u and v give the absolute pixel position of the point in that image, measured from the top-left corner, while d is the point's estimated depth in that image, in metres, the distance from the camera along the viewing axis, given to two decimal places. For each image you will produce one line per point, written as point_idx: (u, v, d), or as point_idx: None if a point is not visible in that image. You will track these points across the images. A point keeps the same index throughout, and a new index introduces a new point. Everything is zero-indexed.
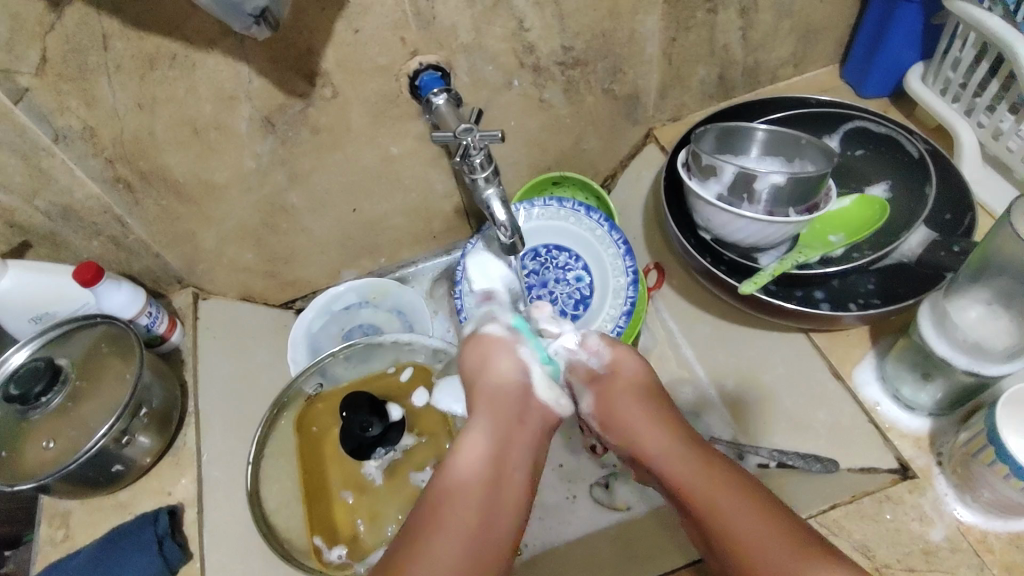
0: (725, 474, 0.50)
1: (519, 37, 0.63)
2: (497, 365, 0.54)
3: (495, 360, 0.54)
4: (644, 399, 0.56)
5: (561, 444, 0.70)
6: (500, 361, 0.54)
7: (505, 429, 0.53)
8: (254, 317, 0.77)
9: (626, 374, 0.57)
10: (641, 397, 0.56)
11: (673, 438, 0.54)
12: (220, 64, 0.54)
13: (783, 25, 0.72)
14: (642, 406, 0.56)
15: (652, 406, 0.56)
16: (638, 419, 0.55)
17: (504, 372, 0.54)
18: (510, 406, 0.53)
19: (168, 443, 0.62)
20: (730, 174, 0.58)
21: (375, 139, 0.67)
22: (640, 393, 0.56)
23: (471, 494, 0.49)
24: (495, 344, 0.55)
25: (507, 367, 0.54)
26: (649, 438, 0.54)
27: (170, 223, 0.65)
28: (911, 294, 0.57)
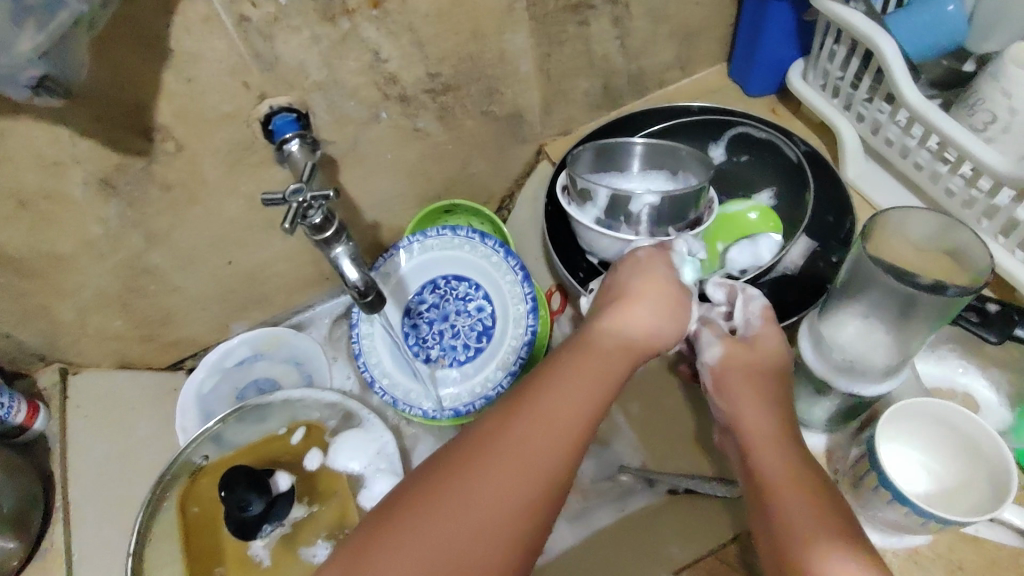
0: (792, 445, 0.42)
1: (377, 69, 0.59)
2: (664, 308, 0.48)
3: (643, 303, 0.48)
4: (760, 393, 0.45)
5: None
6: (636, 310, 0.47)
7: (585, 404, 0.41)
8: (135, 388, 0.71)
9: (744, 357, 0.47)
10: (762, 374, 0.47)
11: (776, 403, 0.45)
12: (35, 130, 0.49)
13: (661, 30, 0.70)
14: (759, 393, 0.45)
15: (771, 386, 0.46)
16: (749, 400, 0.45)
17: (638, 317, 0.47)
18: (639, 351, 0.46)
19: (34, 543, 0.57)
20: (604, 197, 0.56)
21: (236, 187, 0.62)
22: (756, 385, 0.46)
23: (574, 418, 0.40)
24: (652, 267, 0.50)
25: (678, 318, 0.48)
26: (753, 385, 0.46)
27: (14, 300, 0.59)
28: (800, 307, 0.56)
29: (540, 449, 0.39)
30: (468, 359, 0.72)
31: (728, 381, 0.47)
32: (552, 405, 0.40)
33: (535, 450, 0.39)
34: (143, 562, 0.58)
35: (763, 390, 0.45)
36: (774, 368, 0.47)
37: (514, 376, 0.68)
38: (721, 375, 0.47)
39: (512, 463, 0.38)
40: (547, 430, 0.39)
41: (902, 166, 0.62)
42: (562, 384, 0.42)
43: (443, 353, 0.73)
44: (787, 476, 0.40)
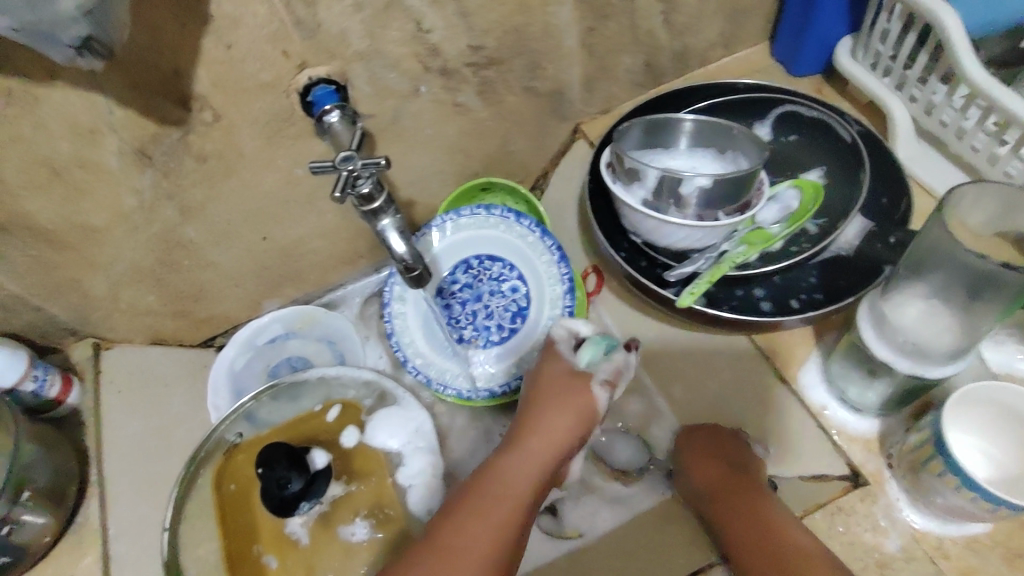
0: (759, 504, 0.49)
1: (420, 40, 0.58)
2: (580, 400, 0.55)
3: (564, 397, 0.55)
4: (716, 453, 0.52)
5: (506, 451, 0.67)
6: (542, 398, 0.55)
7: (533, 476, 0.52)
8: (167, 362, 0.70)
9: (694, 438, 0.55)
10: (706, 442, 0.54)
11: (724, 467, 0.51)
12: (68, 97, 0.47)
13: (707, 6, 0.68)
14: (716, 458, 0.52)
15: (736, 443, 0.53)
16: (701, 466, 0.52)
17: (553, 376, 0.56)
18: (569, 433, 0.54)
19: (67, 520, 0.57)
20: (654, 177, 0.54)
21: (274, 160, 0.61)
22: (707, 448, 0.53)
23: (512, 498, 0.50)
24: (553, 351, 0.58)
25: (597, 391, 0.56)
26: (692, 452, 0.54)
27: (47, 274, 0.58)
28: (853, 288, 0.55)
29: (494, 523, 0.48)
30: (502, 341, 0.71)
31: (684, 461, 0.54)
32: (502, 486, 0.50)
33: (479, 528, 0.48)
34: (178, 540, 0.57)
35: (713, 457, 0.52)
36: (728, 442, 0.53)
37: None
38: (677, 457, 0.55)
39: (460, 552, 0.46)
40: (506, 499, 0.49)
41: (957, 148, 0.61)
42: (505, 469, 0.51)
43: (476, 335, 0.72)
44: (772, 538, 0.46)
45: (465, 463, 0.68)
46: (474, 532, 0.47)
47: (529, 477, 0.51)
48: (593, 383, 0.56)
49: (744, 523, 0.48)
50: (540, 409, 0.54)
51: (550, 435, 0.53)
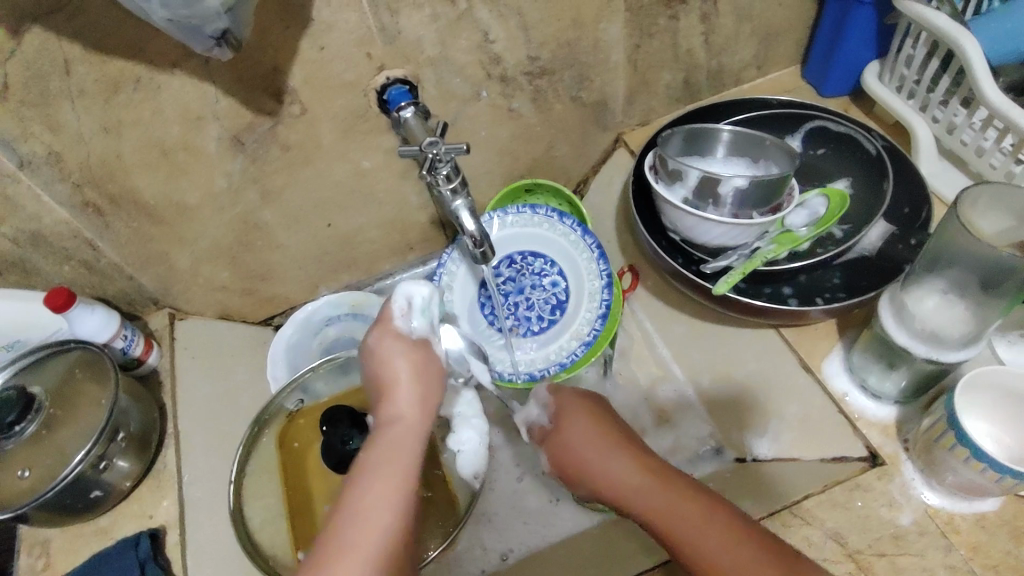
0: (660, 478, 0.51)
1: (485, 49, 0.64)
2: (398, 355, 0.50)
3: (398, 361, 0.50)
4: (593, 423, 0.57)
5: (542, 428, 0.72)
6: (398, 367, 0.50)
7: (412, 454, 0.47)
8: (231, 336, 0.77)
9: (572, 406, 0.59)
10: (595, 419, 0.58)
11: (629, 450, 0.55)
12: (186, 86, 0.54)
13: (743, 29, 0.74)
14: (591, 430, 0.57)
15: (603, 414, 0.59)
16: (591, 446, 0.56)
17: (400, 365, 0.50)
18: (431, 393, 0.50)
19: (147, 466, 0.62)
20: (694, 178, 0.60)
21: (346, 153, 0.67)
22: (588, 419, 0.58)
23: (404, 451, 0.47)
24: (419, 348, 0.51)
25: (402, 362, 0.50)
26: (587, 423, 0.57)
27: (142, 245, 0.65)
28: (874, 286, 0.59)
29: (390, 500, 0.45)
30: (542, 330, 0.76)
31: (573, 449, 0.57)
32: (385, 460, 0.46)
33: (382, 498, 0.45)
34: (242, 490, 0.62)
35: (610, 440, 0.56)
36: (599, 407, 0.60)
37: (589, 346, 0.73)
38: (566, 444, 0.58)
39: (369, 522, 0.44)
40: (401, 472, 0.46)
41: (977, 165, 0.65)
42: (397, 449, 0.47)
43: (519, 324, 0.77)
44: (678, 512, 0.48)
45: (502, 439, 0.73)
46: (362, 530, 0.43)
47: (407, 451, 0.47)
48: (428, 343, 0.52)
49: (647, 494, 0.51)
50: (394, 385, 0.50)
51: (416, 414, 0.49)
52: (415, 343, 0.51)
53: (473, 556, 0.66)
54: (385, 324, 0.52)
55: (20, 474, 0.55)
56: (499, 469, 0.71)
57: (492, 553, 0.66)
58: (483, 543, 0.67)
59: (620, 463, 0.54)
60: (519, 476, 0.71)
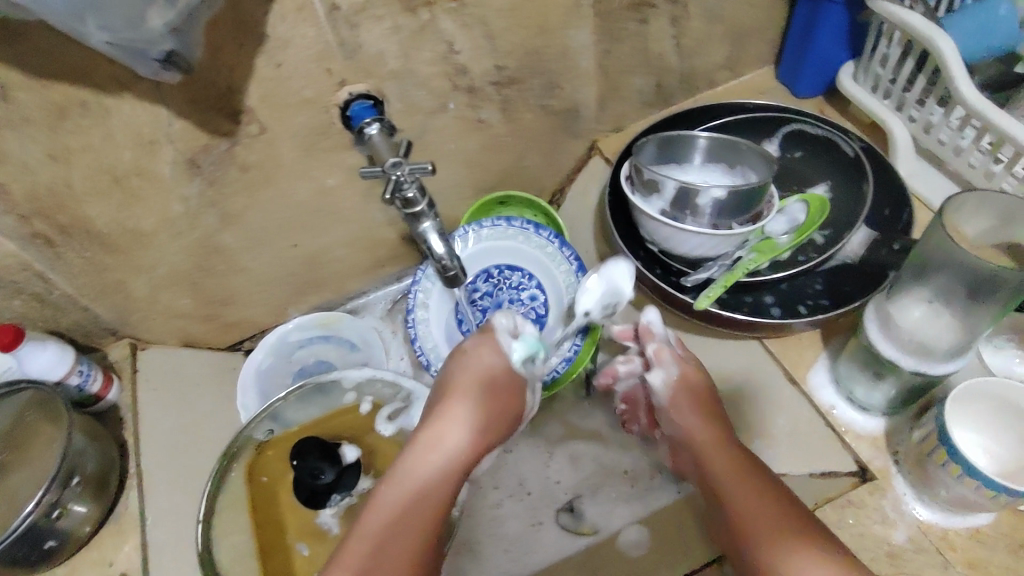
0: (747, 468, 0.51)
1: (449, 60, 0.62)
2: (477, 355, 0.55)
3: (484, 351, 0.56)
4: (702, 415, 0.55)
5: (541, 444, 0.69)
6: (473, 352, 0.56)
7: (472, 418, 0.54)
8: (200, 364, 0.74)
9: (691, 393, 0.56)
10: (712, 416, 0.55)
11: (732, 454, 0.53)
12: (136, 109, 0.51)
13: (714, 31, 0.72)
14: (702, 422, 0.55)
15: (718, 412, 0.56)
16: (704, 436, 0.54)
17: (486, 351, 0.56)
18: (494, 374, 0.55)
19: (107, 510, 0.59)
20: (671, 189, 0.58)
21: (308, 171, 0.65)
22: (696, 409, 0.55)
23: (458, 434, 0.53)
24: (489, 339, 0.56)
25: (486, 354, 0.55)
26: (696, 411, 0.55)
27: (97, 275, 0.62)
28: (857, 292, 0.58)
29: (421, 488, 0.51)
30: None
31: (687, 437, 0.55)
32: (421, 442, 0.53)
33: (429, 468, 0.52)
34: (212, 530, 0.58)
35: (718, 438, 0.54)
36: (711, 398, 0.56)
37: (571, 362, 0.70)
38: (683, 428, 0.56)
39: (407, 490, 0.51)
40: (427, 479, 0.51)
41: (955, 164, 0.64)
42: (438, 429, 0.53)
43: None
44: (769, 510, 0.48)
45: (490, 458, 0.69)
46: (387, 502, 0.51)
47: (435, 454, 0.52)
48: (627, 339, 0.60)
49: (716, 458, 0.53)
50: (468, 355, 0.56)
51: (467, 414, 0.53)
52: (473, 345, 0.56)
53: None
54: (490, 332, 0.57)
55: None
56: (480, 493, 0.68)
57: None
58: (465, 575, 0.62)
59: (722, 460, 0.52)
60: (500, 501, 0.67)
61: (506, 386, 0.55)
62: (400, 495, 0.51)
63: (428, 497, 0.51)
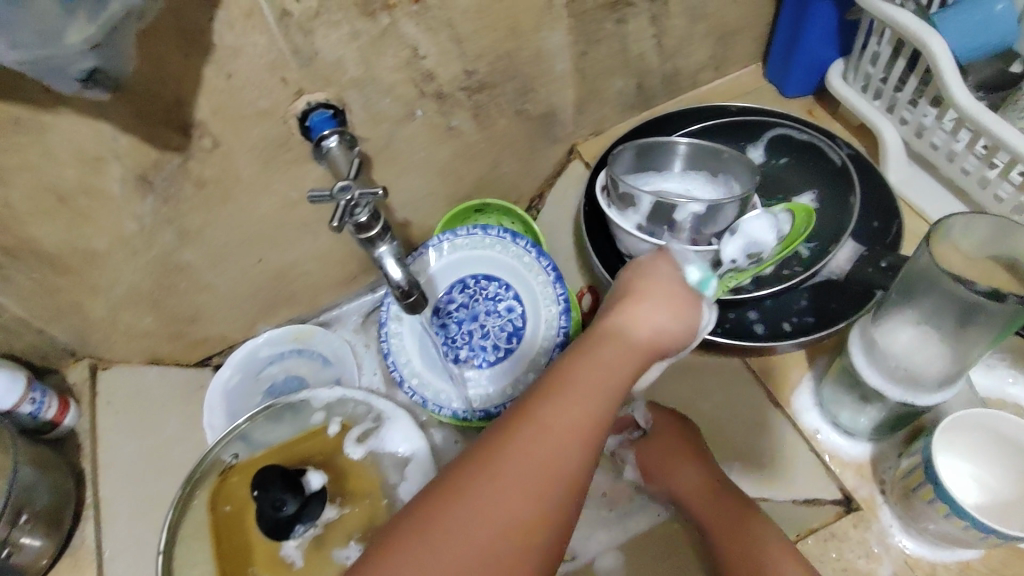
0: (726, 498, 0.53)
1: (415, 65, 0.58)
2: (653, 268, 0.48)
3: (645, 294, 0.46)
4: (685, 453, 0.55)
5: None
6: (651, 285, 0.47)
7: (604, 391, 0.41)
8: (163, 384, 0.70)
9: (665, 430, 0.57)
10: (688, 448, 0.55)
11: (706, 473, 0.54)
12: (77, 124, 0.48)
13: (697, 29, 0.69)
14: (679, 457, 0.55)
15: (688, 438, 0.56)
16: (681, 471, 0.55)
17: (663, 280, 0.47)
18: (672, 318, 0.45)
19: (64, 542, 0.57)
20: (647, 203, 0.55)
21: (269, 184, 0.61)
22: (681, 451, 0.55)
23: (610, 387, 0.41)
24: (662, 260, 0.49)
25: (661, 272, 0.48)
26: (675, 441, 0.56)
27: (48, 296, 0.59)
28: (843, 310, 0.55)
29: (553, 453, 0.38)
30: (499, 360, 0.71)
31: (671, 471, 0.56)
32: (575, 384, 0.41)
33: (556, 430, 0.39)
34: (173, 562, 0.57)
35: (691, 461, 0.55)
36: (689, 435, 0.56)
37: None
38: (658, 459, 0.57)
39: (527, 463, 0.38)
40: (554, 441, 0.38)
41: (948, 171, 0.61)
42: (565, 383, 0.40)
43: (473, 354, 0.72)
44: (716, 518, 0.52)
45: None
46: (501, 477, 0.37)
47: (589, 397, 0.40)
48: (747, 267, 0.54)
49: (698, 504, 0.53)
50: (637, 289, 0.47)
51: (607, 359, 0.42)
52: (650, 257, 0.50)
53: None
54: (663, 254, 0.50)
55: None
56: None
57: None
58: None
59: (694, 480, 0.54)
60: None
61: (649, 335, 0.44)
62: (524, 468, 0.37)
63: (553, 464, 0.38)
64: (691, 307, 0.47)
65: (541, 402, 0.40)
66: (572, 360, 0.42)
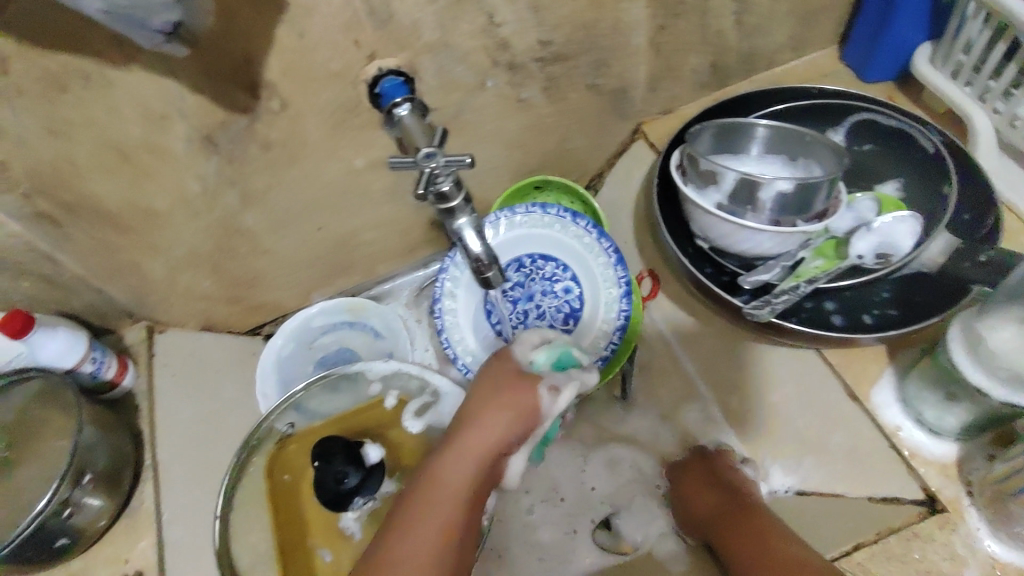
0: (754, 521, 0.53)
1: (491, 33, 0.56)
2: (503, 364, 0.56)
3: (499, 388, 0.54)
4: (709, 478, 0.58)
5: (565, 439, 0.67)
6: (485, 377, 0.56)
7: (473, 472, 0.51)
8: (220, 348, 0.70)
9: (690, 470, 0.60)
10: (706, 478, 0.58)
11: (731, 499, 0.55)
12: (143, 82, 0.46)
13: (781, 7, 0.66)
14: (708, 488, 0.57)
15: (713, 468, 0.59)
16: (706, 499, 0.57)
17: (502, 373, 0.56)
18: (499, 407, 0.53)
19: (121, 504, 0.57)
20: (731, 180, 0.52)
21: (337, 151, 0.60)
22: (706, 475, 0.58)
23: (449, 478, 0.50)
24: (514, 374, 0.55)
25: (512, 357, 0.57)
26: (703, 472, 0.59)
27: (109, 256, 0.58)
28: (930, 304, 0.53)
29: (433, 528, 0.48)
30: None
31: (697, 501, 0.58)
32: (434, 482, 0.50)
33: (439, 513, 0.49)
34: (230, 528, 0.57)
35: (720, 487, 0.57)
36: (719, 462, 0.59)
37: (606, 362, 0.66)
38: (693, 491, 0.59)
39: (416, 539, 0.48)
40: (436, 518, 0.49)
41: None
42: (443, 473, 0.51)
43: None
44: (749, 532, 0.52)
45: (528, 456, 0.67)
46: (399, 547, 0.47)
47: (461, 472, 0.51)
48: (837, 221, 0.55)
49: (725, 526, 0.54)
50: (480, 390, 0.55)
51: (475, 455, 0.51)
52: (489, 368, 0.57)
53: None
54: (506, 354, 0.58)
55: None
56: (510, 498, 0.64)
57: None
58: None
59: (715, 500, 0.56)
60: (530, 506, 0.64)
61: (528, 412, 0.53)
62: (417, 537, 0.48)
63: (434, 534, 0.48)
64: (533, 406, 0.53)
65: (431, 483, 0.50)
66: (432, 460, 0.52)
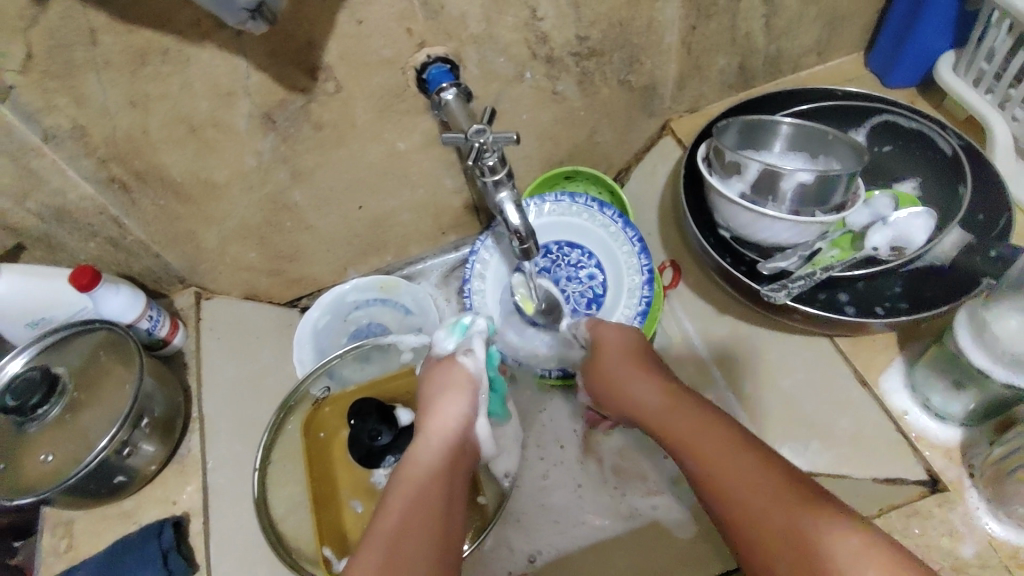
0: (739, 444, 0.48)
1: (532, 27, 0.60)
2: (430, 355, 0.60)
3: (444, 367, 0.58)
4: (631, 360, 0.60)
5: (580, 413, 0.71)
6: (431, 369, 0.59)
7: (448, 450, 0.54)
8: (260, 317, 0.75)
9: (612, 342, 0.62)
10: (634, 360, 0.60)
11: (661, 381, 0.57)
12: (216, 59, 0.51)
13: (808, 12, 0.69)
14: (623, 365, 0.60)
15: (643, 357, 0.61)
16: (625, 375, 0.59)
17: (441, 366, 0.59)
18: (459, 386, 0.57)
19: (172, 451, 0.61)
20: (754, 172, 0.55)
21: (381, 133, 0.64)
22: (631, 358, 0.60)
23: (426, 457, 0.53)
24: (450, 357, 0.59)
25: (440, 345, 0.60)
26: (622, 353, 0.61)
27: (169, 223, 0.62)
28: (938, 298, 0.56)
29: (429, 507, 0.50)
30: None
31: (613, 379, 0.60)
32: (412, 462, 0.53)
33: (426, 491, 0.51)
34: (268, 478, 0.61)
35: (642, 367, 0.59)
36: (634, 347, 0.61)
37: None
38: (605, 371, 0.61)
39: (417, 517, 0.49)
40: (428, 494, 0.50)
41: None
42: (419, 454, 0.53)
43: None
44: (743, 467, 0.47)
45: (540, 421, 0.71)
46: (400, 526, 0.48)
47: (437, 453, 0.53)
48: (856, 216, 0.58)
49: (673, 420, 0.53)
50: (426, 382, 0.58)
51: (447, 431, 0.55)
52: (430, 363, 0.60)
53: (500, 556, 0.64)
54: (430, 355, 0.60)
55: (47, 458, 0.54)
56: (524, 462, 0.69)
57: (519, 554, 0.64)
58: (511, 543, 0.65)
59: (649, 387, 0.57)
60: (545, 471, 0.68)
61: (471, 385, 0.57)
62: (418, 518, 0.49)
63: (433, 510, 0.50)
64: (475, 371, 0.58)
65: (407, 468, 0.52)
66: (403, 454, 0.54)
